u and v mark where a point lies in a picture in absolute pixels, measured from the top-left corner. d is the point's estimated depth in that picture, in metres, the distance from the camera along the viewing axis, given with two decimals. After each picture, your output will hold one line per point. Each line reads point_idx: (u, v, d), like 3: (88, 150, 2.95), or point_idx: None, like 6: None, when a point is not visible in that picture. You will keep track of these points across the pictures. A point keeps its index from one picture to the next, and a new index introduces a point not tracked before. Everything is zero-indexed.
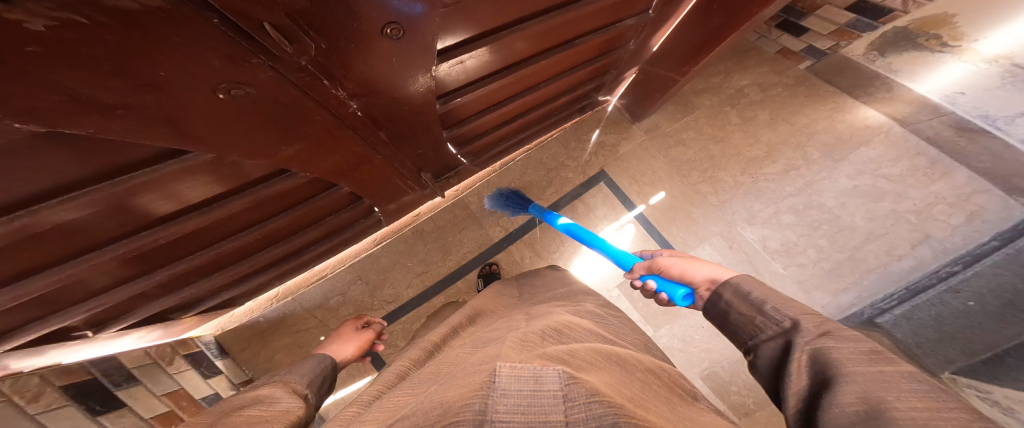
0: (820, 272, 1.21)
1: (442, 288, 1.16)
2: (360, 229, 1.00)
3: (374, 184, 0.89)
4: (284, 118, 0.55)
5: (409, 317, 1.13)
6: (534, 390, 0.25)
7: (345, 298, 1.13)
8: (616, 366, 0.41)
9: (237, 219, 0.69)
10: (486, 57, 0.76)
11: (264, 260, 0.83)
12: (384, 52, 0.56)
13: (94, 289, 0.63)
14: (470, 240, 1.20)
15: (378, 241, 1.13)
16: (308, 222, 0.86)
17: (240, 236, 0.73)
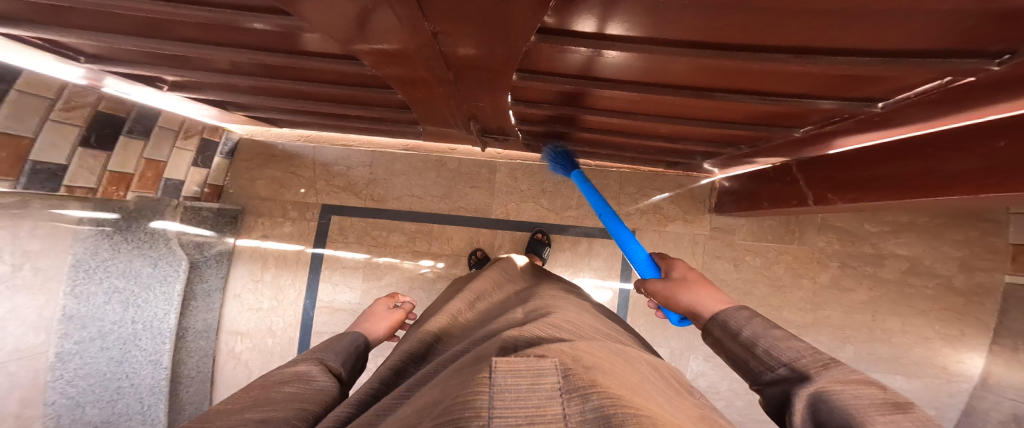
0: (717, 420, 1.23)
1: (419, 218, 1.21)
2: (393, 128, 1.03)
3: (422, 106, 0.87)
4: (373, 29, 0.48)
5: (374, 221, 1.19)
6: (531, 384, 0.26)
7: (346, 173, 1.20)
8: (613, 357, 0.38)
9: (320, 75, 0.69)
10: (590, 70, 0.58)
11: (323, 110, 0.87)
12: (512, 17, 0.43)
13: (185, 67, 0.67)
14: (472, 200, 1.22)
15: (397, 149, 1.20)
16: (369, 103, 0.87)
17: (310, 84, 0.73)
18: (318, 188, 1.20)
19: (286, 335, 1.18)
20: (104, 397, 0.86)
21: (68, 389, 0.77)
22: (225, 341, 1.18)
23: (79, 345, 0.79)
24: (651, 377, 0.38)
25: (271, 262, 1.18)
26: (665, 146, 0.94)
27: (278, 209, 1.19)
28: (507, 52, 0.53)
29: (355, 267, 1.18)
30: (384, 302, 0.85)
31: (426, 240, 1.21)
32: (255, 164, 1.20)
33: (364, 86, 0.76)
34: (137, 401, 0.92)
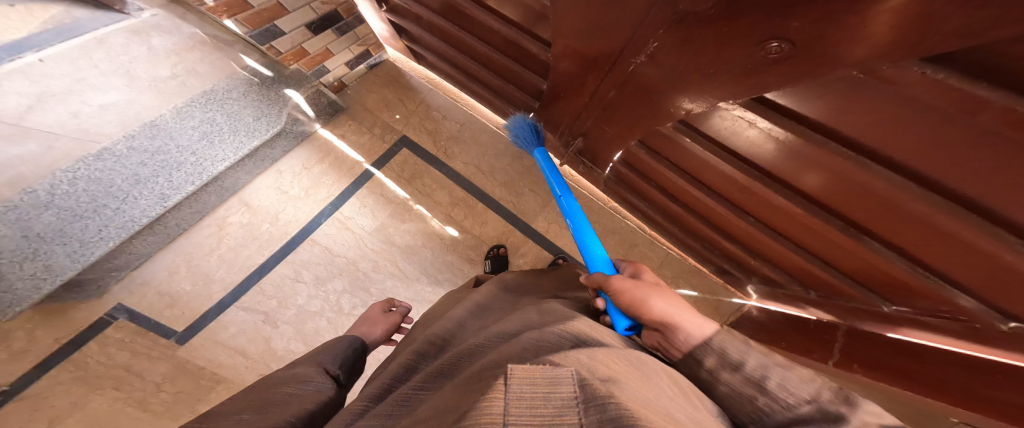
0: None
1: (472, 189, 1.26)
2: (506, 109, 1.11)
3: (557, 109, 0.94)
4: (606, 16, 0.59)
5: (434, 173, 1.26)
6: (545, 394, 0.26)
7: (438, 120, 1.31)
8: (625, 357, 0.34)
9: (495, 40, 0.86)
10: (731, 142, 0.65)
11: (466, 60, 1.01)
12: (694, 75, 0.56)
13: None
14: (524, 201, 1.27)
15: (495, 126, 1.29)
16: (502, 77, 0.99)
17: (483, 41, 0.89)
18: (408, 120, 1.30)
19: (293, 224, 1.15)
20: (75, 210, 0.76)
21: (64, 186, 0.73)
22: (229, 208, 1.10)
23: (127, 150, 0.81)
24: (690, 392, 0.34)
25: (330, 157, 1.22)
26: (732, 255, 0.99)
27: (371, 121, 1.28)
28: (682, 90, 0.61)
29: (389, 201, 1.22)
30: (381, 303, 0.91)
31: (464, 211, 1.24)
32: (383, 78, 1.33)
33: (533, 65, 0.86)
34: (96, 229, 0.80)
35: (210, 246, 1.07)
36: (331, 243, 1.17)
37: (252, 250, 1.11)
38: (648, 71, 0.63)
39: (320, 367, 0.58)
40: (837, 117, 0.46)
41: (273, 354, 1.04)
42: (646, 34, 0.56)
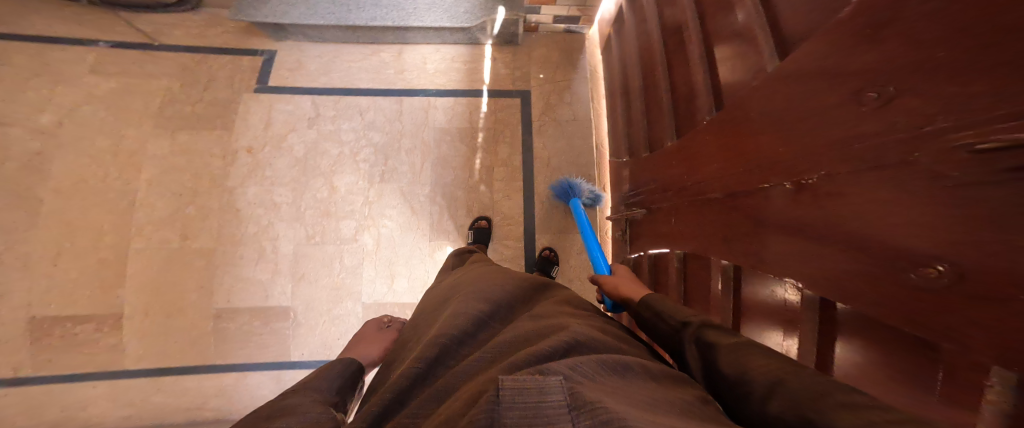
0: None
1: (526, 166, 1.40)
2: (619, 139, 1.29)
3: (660, 164, 1.05)
4: (810, 123, 0.52)
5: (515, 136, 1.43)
6: (537, 398, 0.39)
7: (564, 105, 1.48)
8: (609, 372, 0.48)
9: (685, 80, 0.97)
10: (761, 314, 0.66)
11: (641, 90, 1.19)
12: (809, 253, 0.51)
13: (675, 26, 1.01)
14: (549, 213, 1.37)
15: (595, 136, 1.45)
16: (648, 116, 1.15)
17: (671, 59, 1.03)
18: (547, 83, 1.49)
19: (416, 80, 1.51)
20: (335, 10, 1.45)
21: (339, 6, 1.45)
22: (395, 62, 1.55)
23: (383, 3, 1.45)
24: (629, 378, 0.48)
25: (474, 60, 1.53)
26: None
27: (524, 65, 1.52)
28: (793, 257, 0.55)
29: (471, 128, 1.44)
30: (376, 320, 0.99)
31: (504, 177, 1.38)
32: (564, 41, 1.56)
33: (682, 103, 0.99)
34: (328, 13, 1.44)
35: (354, 57, 1.56)
36: (405, 116, 1.46)
37: (369, 78, 1.52)
38: (777, 198, 0.58)
39: (324, 409, 0.57)
40: (909, 374, 0.42)
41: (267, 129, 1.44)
42: (817, 160, 0.50)
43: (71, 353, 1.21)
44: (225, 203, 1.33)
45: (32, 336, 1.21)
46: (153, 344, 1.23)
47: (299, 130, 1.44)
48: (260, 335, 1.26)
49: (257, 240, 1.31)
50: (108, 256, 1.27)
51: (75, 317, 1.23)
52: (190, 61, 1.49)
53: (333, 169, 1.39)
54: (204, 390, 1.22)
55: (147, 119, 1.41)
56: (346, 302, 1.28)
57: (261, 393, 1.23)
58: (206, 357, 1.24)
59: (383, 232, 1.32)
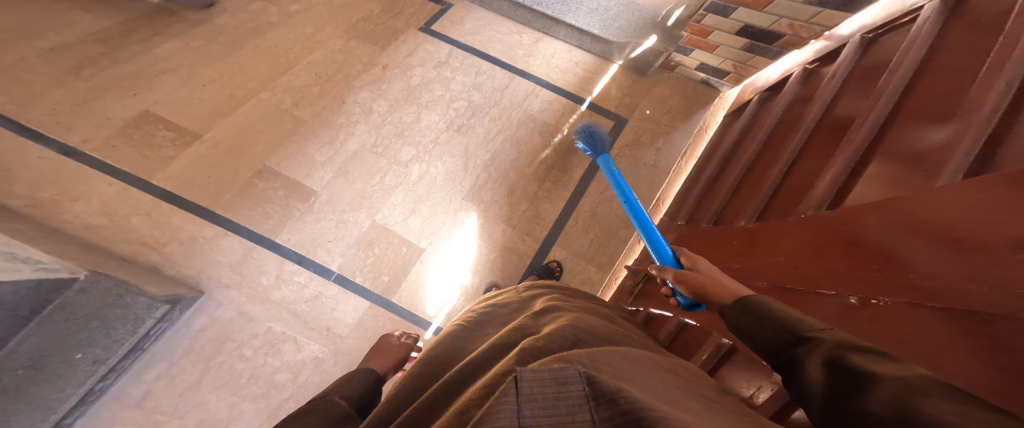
0: (192, 373, 1.14)
1: (582, 183, 1.36)
2: (687, 199, 1.16)
3: (707, 239, 0.96)
4: (907, 246, 0.48)
5: (590, 152, 1.40)
6: (554, 397, 0.30)
7: (658, 146, 1.39)
8: (630, 362, 0.41)
9: (814, 171, 0.79)
10: None
11: (750, 160, 1.02)
12: None
13: (842, 109, 0.82)
14: (578, 234, 1.31)
15: (661, 188, 1.33)
16: (739, 189, 0.99)
17: (811, 152, 0.83)
18: (652, 119, 1.43)
19: (537, 69, 1.58)
20: None
21: None
22: (533, 46, 1.63)
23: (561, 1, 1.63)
24: (660, 375, 0.42)
25: (597, 71, 1.56)
26: None
27: (642, 92, 1.49)
28: None
29: (553, 129, 1.44)
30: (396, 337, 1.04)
31: (558, 180, 1.37)
32: (695, 90, 1.48)
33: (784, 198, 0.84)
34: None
35: (501, 30, 1.67)
36: (507, 91, 1.52)
37: (502, 50, 1.62)
38: (829, 309, 0.56)
39: (327, 397, 0.57)
40: None
41: (401, 58, 1.61)
42: (878, 284, 0.50)
43: (130, 148, 1.37)
44: (341, 94, 1.55)
45: (122, 128, 1.39)
46: (195, 172, 1.37)
47: (424, 66, 1.58)
48: (273, 204, 1.34)
49: (336, 129, 1.48)
50: (239, 94, 1.53)
51: (170, 126, 1.42)
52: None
53: (428, 104, 1.50)
54: (179, 232, 1.27)
55: (341, 20, 1.70)
56: (359, 212, 1.32)
57: (221, 260, 1.25)
58: (219, 200, 1.34)
59: (432, 172, 1.38)
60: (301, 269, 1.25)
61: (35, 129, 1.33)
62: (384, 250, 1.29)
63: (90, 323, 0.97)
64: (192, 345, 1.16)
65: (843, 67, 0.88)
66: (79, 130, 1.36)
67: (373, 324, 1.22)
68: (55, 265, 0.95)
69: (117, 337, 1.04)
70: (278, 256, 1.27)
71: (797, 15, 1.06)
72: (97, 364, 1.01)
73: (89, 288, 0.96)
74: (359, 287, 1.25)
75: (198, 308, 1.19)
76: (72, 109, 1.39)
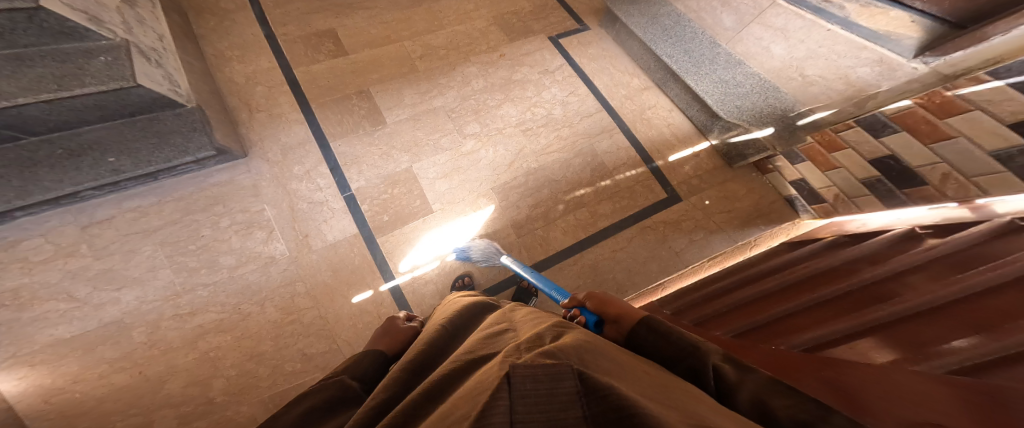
0: (183, 213, 1.40)
1: (601, 232, 1.33)
2: (690, 296, 1.05)
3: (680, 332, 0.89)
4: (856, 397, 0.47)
5: (625, 209, 1.36)
6: (547, 391, 0.34)
7: (698, 236, 1.32)
8: (613, 361, 0.46)
9: (822, 324, 0.66)
10: None
11: (774, 287, 0.88)
12: None
13: (902, 281, 0.66)
14: (566, 274, 1.29)
15: (671, 274, 1.26)
16: (742, 309, 0.87)
17: (832, 305, 0.70)
18: (705, 209, 1.35)
19: (627, 113, 1.54)
20: (663, 29, 1.52)
21: (663, 30, 1.52)
22: (641, 92, 1.61)
23: (697, 58, 1.45)
24: (634, 371, 0.46)
25: (684, 140, 1.48)
26: None
27: (717, 180, 1.39)
28: None
29: (605, 173, 1.42)
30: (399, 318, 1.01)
31: (580, 217, 1.36)
32: (773, 203, 1.33)
33: (775, 330, 0.73)
34: (657, 31, 1.53)
35: (623, 68, 1.68)
36: (588, 120, 1.53)
37: (610, 83, 1.62)
38: None
39: (334, 378, 0.62)
40: None
41: (520, 53, 1.71)
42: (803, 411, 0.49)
43: (302, 45, 1.84)
44: (455, 62, 1.73)
45: (311, 34, 1.87)
46: (325, 74, 1.78)
47: (532, 68, 1.67)
48: (352, 117, 1.64)
49: (434, 86, 1.67)
50: (393, 36, 1.88)
51: (336, 43, 1.87)
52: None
53: (514, 99, 1.60)
54: (276, 106, 1.67)
55: (498, 6, 1.86)
56: (405, 154, 1.52)
57: (282, 139, 1.59)
58: (321, 98, 1.71)
59: (481, 153, 1.49)
60: (327, 175, 1.51)
61: (268, 18, 1.88)
62: (410, 195, 1.45)
63: (151, 138, 1.33)
64: (191, 193, 1.43)
65: (945, 246, 0.70)
66: (285, 26, 1.87)
67: (345, 250, 1.40)
68: (184, 92, 1.38)
69: (150, 160, 1.31)
70: (321, 156, 1.55)
71: (963, 165, 0.87)
72: (115, 172, 1.28)
73: (184, 115, 1.37)
74: (360, 214, 1.45)
75: (231, 166, 1.49)
76: (297, 14, 1.92)
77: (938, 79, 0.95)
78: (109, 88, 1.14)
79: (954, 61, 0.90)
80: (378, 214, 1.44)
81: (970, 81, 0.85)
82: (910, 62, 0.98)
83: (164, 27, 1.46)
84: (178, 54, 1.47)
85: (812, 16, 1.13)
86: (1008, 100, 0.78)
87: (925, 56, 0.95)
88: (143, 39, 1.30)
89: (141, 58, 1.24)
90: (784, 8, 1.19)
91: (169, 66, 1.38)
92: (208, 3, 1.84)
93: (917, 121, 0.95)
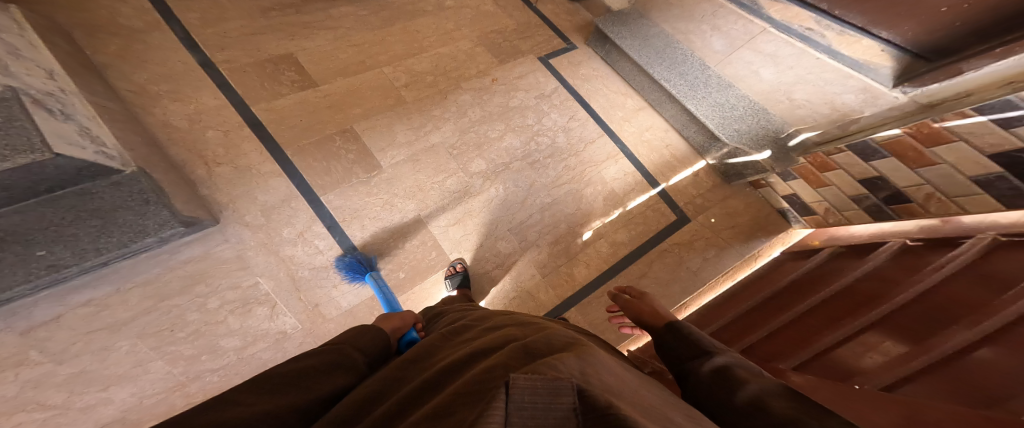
0: (153, 294, 1.23)
1: (624, 260, 1.43)
2: (725, 317, 1.18)
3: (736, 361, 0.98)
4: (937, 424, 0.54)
5: (641, 235, 1.46)
6: (548, 403, 0.31)
7: (706, 252, 1.43)
8: (617, 379, 0.43)
9: (878, 354, 0.75)
10: None
11: (812, 309, 0.99)
12: None
13: (934, 306, 0.78)
14: (594, 306, 1.37)
15: (692, 294, 1.37)
16: (788, 334, 0.97)
17: (879, 333, 0.80)
18: (711, 227, 1.47)
19: (628, 135, 1.61)
20: (660, 52, 1.55)
21: (652, 57, 1.57)
22: (637, 111, 1.67)
23: (692, 82, 1.51)
24: (633, 390, 0.43)
25: (683, 161, 1.60)
26: None
27: (716, 199, 1.53)
28: None
29: (618, 201, 1.50)
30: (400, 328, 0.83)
31: (601, 248, 1.44)
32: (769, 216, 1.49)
33: (830, 360, 0.82)
34: (652, 54, 1.56)
35: (614, 87, 1.71)
36: (591, 146, 1.57)
37: (605, 105, 1.65)
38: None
39: (340, 350, 0.59)
40: None
41: (512, 76, 1.67)
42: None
43: (257, 76, 1.62)
44: (445, 89, 1.64)
45: (262, 61, 1.65)
46: (296, 111, 1.60)
47: (528, 92, 1.64)
48: (341, 163, 1.52)
49: (427, 119, 1.59)
50: (368, 62, 1.73)
51: (299, 71, 1.67)
52: (533, 18, 1.86)
53: (515, 128, 1.58)
54: (241, 157, 1.47)
55: (478, 25, 1.79)
56: (410, 201, 1.47)
57: (260, 197, 1.43)
58: (296, 142, 1.54)
59: (491, 192, 1.49)
60: (326, 235, 1.41)
61: (197, 41, 1.61)
62: (426, 245, 1.43)
63: (91, 218, 1.12)
64: (160, 275, 1.25)
65: (954, 266, 0.83)
66: (228, 52, 1.63)
67: (364, 313, 1.37)
68: (114, 153, 1.17)
69: (100, 247, 1.12)
70: (314, 213, 1.44)
71: (945, 187, 1.02)
72: (53, 267, 1.06)
73: (123, 184, 1.16)
74: (374, 274, 1.38)
75: (202, 236, 1.32)
76: (238, 37, 1.67)
77: (917, 107, 1.08)
78: (16, 163, 0.89)
79: (931, 91, 1.02)
80: (394, 269, 1.40)
81: (956, 115, 0.95)
82: (891, 92, 1.10)
83: (48, 58, 1.22)
84: (83, 96, 1.23)
85: (801, 45, 1.22)
86: (988, 132, 0.89)
87: (904, 87, 1.06)
88: (34, 82, 1.08)
89: (41, 110, 1.00)
90: (775, 36, 1.27)
91: (79, 114, 1.14)
92: (101, 19, 1.51)
93: (905, 149, 1.08)
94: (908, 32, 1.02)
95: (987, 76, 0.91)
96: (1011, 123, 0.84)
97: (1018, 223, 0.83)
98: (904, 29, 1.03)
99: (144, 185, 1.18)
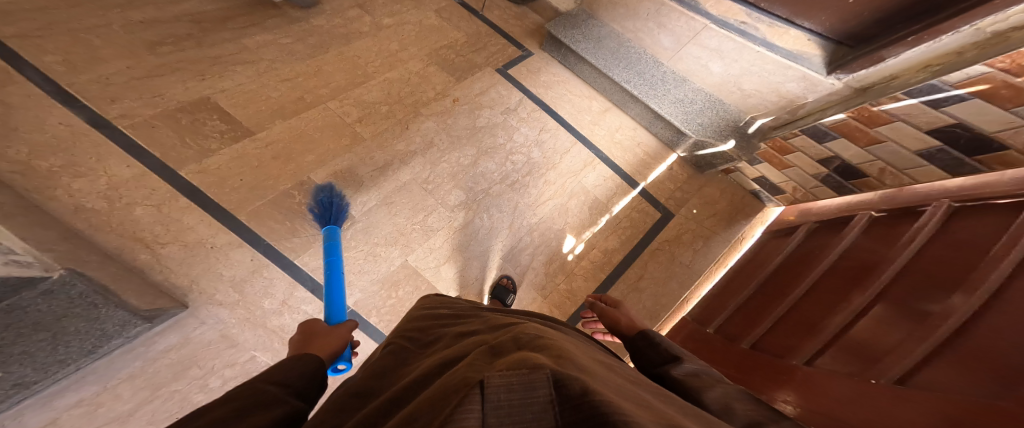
0: (147, 385, 1.07)
1: (621, 265, 1.46)
2: (728, 311, 1.23)
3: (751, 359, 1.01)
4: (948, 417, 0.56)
5: (628, 238, 1.50)
6: (521, 396, 0.20)
7: (691, 245, 1.52)
8: (600, 366, 0.36)
9: (883, 337, 0.77)
10: None
11: (811, 294, 1.03)
12: None
13: (921, 276, 0.81)
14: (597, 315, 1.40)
15: (691, 288, 1.46)
16: (793, 322, 1.01)
17: (885, 307, 0.83)
18: (692, 218, 1.56)
19: (600, 140, 1.61)
20: (616, 57, 1.57)
21: (607, 62, 1.56)
22: (603, 112, 1.67)
23: (651, 81, 1.53)
24: (615, 376, 0.35)
25: (656, 157, 1.63)
26: None
27: (691, 191, 1.61)
28: None
29: (602, 208, 1.52)
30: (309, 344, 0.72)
31: (595, 258, 1.46)
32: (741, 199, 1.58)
33: (840, 345, 0.85)
34: (608, 57, 1.57)
35: (576, 90, 1.69)
36: (567, 157, 1.56)
37: (573, 112, 1.64)
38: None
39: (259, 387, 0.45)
40: None
41: (473, 95, 1.60)
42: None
43: (171, 131, 1.31)
44: (404, 119, 1.54)
45: (171, 110, 1.33)
46: (234, 168, 1.34)
47: (492, 109, 1.59)
48: (304, 220, 1.38)
49: (392, 156, 1.48)
50: (308, 97, 1.53)
51: (223, 117, 1.39)
52: (481, 28, 1.82)
53: (488, 151, 1.52)
54: (184, 235, 1.22)
55: (425, 44, 1.71)
56: (393, 248, 1.35)
57: (223, 273, 1.23)
58: (246, 206, 1.32)
59: (476, 224, 1.43)
60: (312, 298, 1.32)
61: (73, 93, 1.23)
62: None
63: (37, 334, 0.82)
64: (145, 367, 1.07)
65: (923, 236, 0.88)
66: (122, 103, 1.28)
67: None
68: (26, 258, 0.85)
69: (61, 358, 0.87)
70: (291, 279, 1.32)
71: (894, 162, 1.09)
72: (19, 387, 0.81)
73: (56, 292, 0.86)
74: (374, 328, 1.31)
75: (173, 324, 1.12)
76: (126, 82, 1.32)
77: (851, 92, 1.21)
78: None
79: (861, 77, 1.15)
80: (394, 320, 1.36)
81: (890, 99, 1.06)
82: (827, 80, 1.23)
83: None
84: None
85: (740, 40, 1.33)
86: (923, 112, 0.98)
87: (837, 74, 1.19)
88: None
89: None
90: (716, 32, 1.38)
91: None
92: None
93: (852, 130, 1.17)
94: (825, 21, 1.16)
95: (904, 61, 1.04)
96: (939, 104, 0.94)
97: (969, 189, 0.87)
98: (821, 20, 1.17)
99: (82, 291, 0.90)
